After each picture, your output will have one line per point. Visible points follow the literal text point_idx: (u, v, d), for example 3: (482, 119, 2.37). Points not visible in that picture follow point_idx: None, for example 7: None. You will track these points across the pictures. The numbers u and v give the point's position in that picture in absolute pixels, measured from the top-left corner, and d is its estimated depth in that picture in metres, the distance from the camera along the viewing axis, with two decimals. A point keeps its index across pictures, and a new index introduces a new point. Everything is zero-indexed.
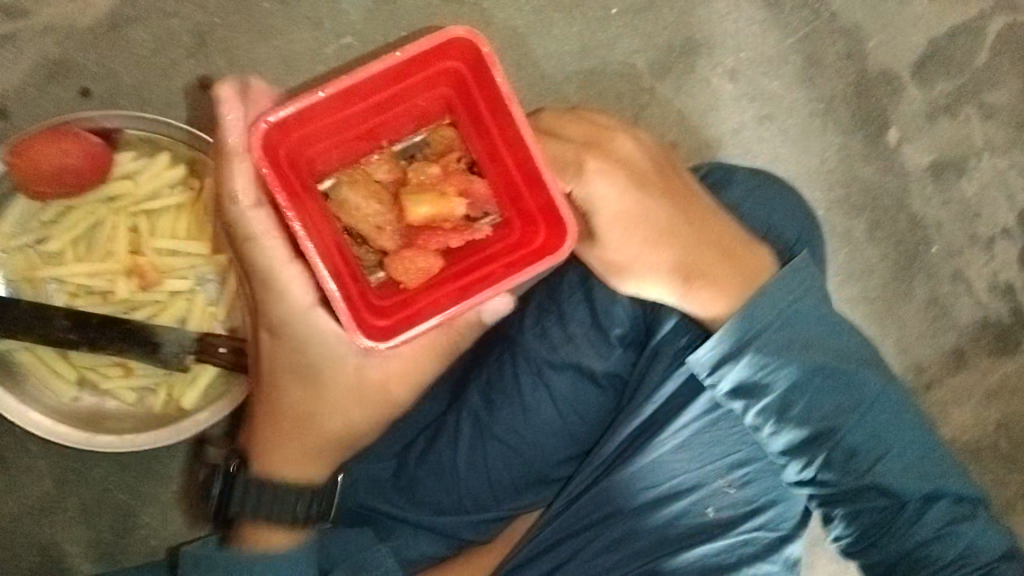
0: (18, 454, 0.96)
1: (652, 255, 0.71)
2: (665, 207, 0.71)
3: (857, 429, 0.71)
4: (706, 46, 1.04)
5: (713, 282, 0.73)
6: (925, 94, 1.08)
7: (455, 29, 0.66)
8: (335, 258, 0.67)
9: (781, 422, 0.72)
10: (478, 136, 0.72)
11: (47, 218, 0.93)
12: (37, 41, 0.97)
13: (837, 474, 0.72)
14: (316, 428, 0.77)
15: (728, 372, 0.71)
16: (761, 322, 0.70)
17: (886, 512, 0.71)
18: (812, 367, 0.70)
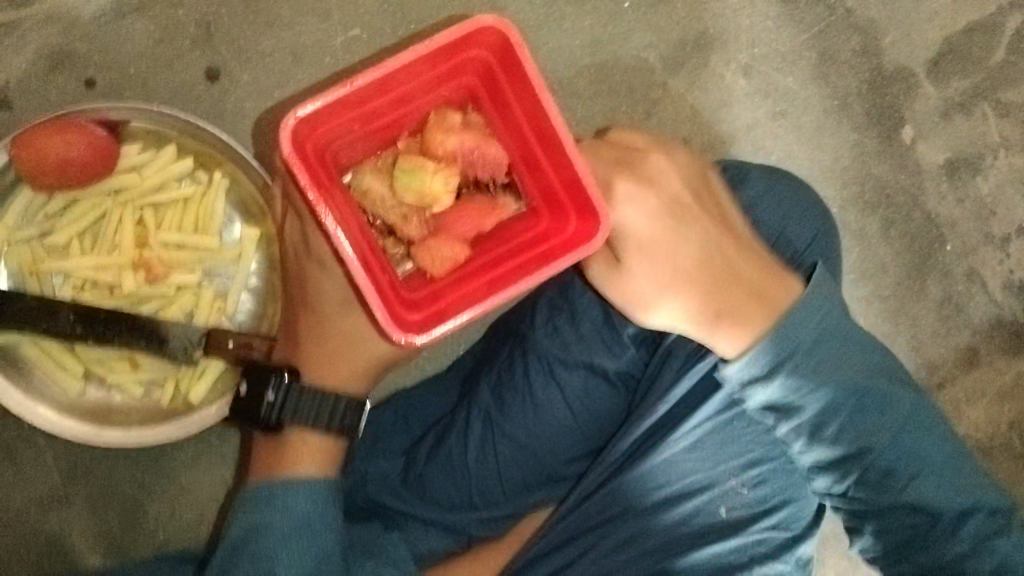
0: (23, 448, 0.96)
1: (676, 282, 0.71)
2: (694, 243, 0.71)
3: (889, 444, 0.73)
4: (720, 41, 1.03)
5: (739, 315, 0.72)
6: (940, 91, 1.07)
7: (484, 18, 0.67)
8: (368, 254, 0.69)
9: (812, 437, 0.74)
10: (503, 127, 0.75)
11: (52, 211, 0.92)
12: (42, 29, 0.96)
13: (870, 490, 0.74)
14: (353, 353, 0.83)
15: (759, 392, 0.71)
16: (791, 346, 0.70)
17: (918, 527, 0.73)
18: (842, 388, 0.72)
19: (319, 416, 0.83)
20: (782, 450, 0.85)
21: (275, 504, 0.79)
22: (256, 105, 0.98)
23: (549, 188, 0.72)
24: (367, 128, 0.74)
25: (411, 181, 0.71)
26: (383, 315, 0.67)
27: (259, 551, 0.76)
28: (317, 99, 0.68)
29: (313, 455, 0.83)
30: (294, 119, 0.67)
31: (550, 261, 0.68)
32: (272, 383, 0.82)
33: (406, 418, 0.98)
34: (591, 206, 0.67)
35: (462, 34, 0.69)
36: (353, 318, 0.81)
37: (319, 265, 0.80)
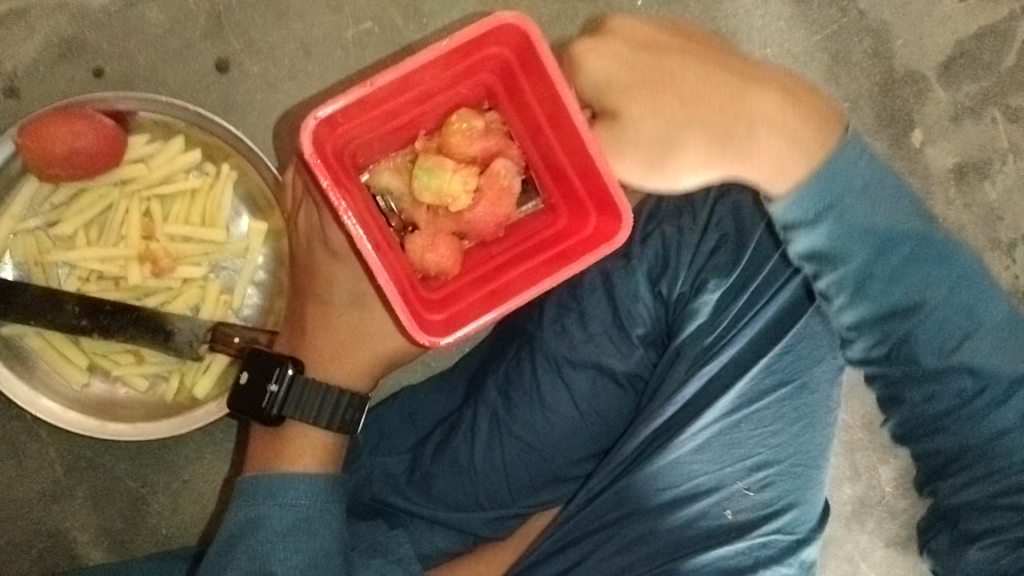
0: (27, 441, 0.96)
1: (680, 125, 0.66)
2: (692, 67, 0.67)
3: (941, 308, 0.67)
4: (732, 40, 1.03)
5: (747, 120, 0.66)
6: (950, 95, 1.07)
7: (505, 15, 0.66)
8: (388, 255, 0.70)
9: (856, 297, 0.67)
10: (521, 122, 0.75)
11: (59, 201, 0.91)
12: (49, 18, 0.95)
13: (915, 354, 0.68)
14: (360, 350, 0.82)
15: (801, 236, 0.66)
16: (834, 190, 0.65)
17: (964, 395, 0.68)
18: (897, 235, 0.66)
19: (319, 413, 0.81)
20: (789, 453, 0.86)
21: (274, 499, 0.79)
22: (265, 97, 0.97)
23: (568, 187, 0.73)
24: (385, 127, 0.74)
25: (432, 177, 0.71)
26: (409, 321, 0.67)
27: (255, 547, 0.76)
28: (337, 100, 0.67)
29: (313, 452, 0.82)
30: (313, 121, 0.66)
31: (569, 261, 0.70)
32: (275, 373, 0.79)
33: (414, 416, 0.98)
34: (612, 203, 0.69)
35: (484, 29, 0.68)
36: (373, 315, 0.80)
37: (332, 257, 0.80)
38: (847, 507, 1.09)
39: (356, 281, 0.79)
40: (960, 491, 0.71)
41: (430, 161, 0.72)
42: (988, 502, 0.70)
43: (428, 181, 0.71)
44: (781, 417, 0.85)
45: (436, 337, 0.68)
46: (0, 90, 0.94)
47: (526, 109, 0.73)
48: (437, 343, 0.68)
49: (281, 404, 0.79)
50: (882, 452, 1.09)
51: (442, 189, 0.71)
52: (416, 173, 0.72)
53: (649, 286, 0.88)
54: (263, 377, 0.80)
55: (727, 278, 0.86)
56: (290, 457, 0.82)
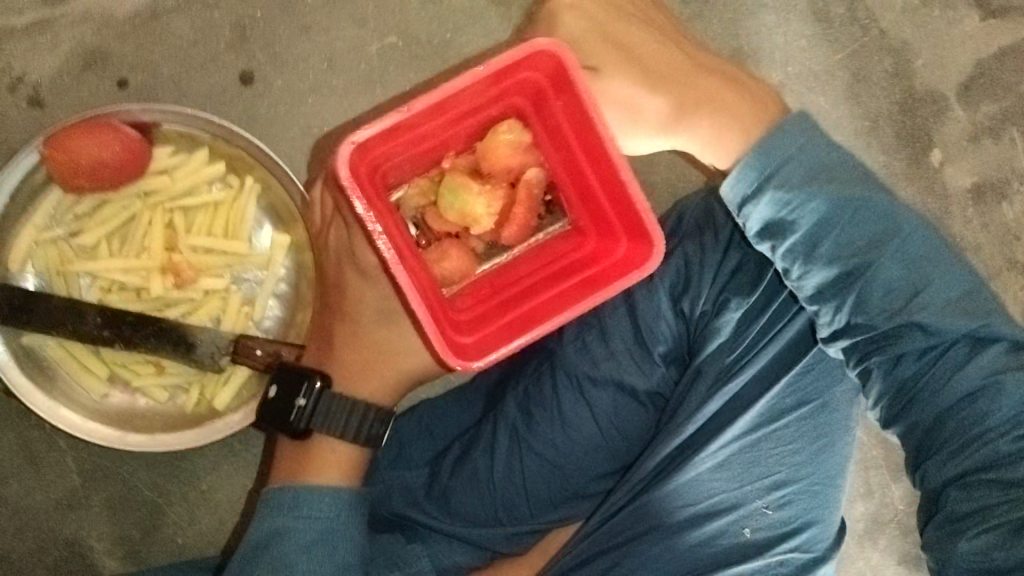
0: (45, 449, 0.96)
1: (642, 92, 0.87)
2: (650, 42, 0.89)
3: (888, 265, 0.68)
4: (755, 56, 1.06)
5: (709, 103, 0.86)
6: (969, 115, 1.09)
7: (542, 41, 0.67)
8: (419, 278, 0.70)
9: (808, 264, 0.70)
10: (551, 144, 0.75)
11: (82, 211, 0.91)
12: (74, 29, 0.97)
13: (871, 315, 0.69)
14: (384, 365, 0.83)
15: (752, 212, 0.70)
16: (778, 159, 0.69)
17: (927, 355, 0.69)
18: (839, 198, 0.68)
19: (347, 428, 0.81)
20: (808, 471, 0.86)
21: (299, 511, 0.79)
22: (289, 108, 1.00)
23: (597, 209, 0.74)
24: (416, 149, 0.74)
25: (460, 198, 0.74)
26: (440, 344, 0.67)
27: (278, 557, 0.76)
28: (373, 125, 0.67)
29: (338, 466, 0.81)
30: (350, 145, 0.67)
31: (602, 284, 0.70)
32: (303, 386, 0.80)
33: (431, 429, 0.99)
34: (645, 228, 0.69)
35: (521, 54, 0.68)
36: (402, 332, 0.81)
37: (363, 278, 0.80)
38: (859, 524, 1.09)
39: (386, 299, 0.79)
40: (947, 466, 0.68)
41: (455, 181, 0.75)
42: (970, 476, 0.67)
43: (457, 202, 0.74)
44: (802, 436, 0.85)
45: (466, 360, 0.69)
46: (23, 99, 0.97)
47: (558, 134, 0.74)
48: (471, 366, 0.68)
49: (309, 417, 0.80)
50: (899, 472, 1.09)
51: (466, 210, 0.75)
52: (443, 192, 0.75)
53: (671, 304, 0.89)
54: (292, 389, 0.80)
55: (750, 296, 0.86)
56: (316, 472, 0.81)
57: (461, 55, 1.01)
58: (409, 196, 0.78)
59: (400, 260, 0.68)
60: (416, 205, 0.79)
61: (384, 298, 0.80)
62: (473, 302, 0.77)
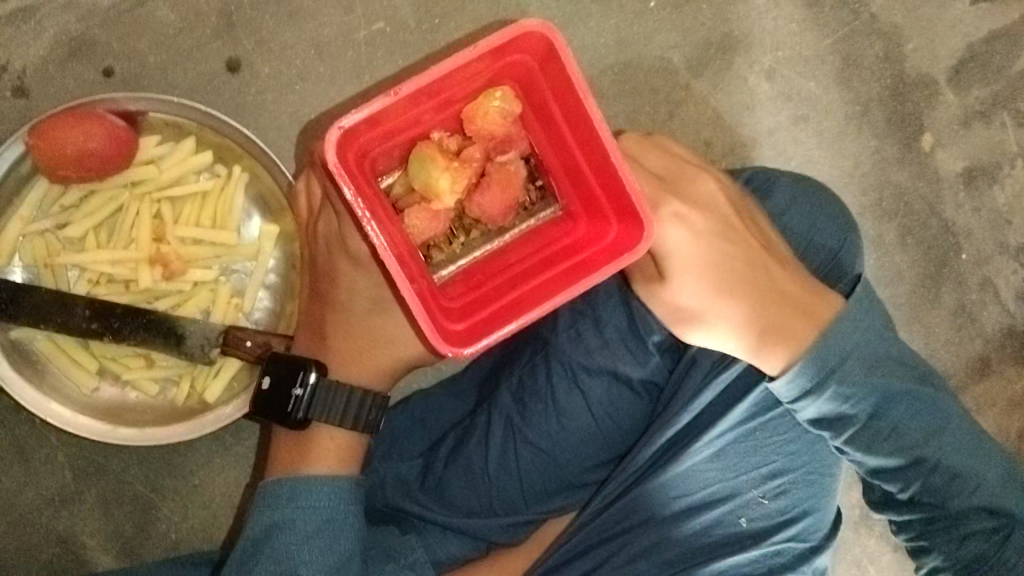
0: (35, 445, 0.95)
1: (720, 297, 0.73)
2: (744, 248, 0.73)
3: (948, 453, 0.75)
4: (745, 43, 1.06)
5: (792, 322, 0.73)
6: (961, 99, 1.09)
7: (529, 21, 0.65)
8: (406, 260, 0.69)
9: (871, 452, 0.75)
10: (541, 128, 0.74)
11: (68, 203, 0.90)
12: (58, 17, 0.96)
13: (937, 498, 0.75)
14: (374, 355, 0.82)
15: (810, 404, 0.74)
16: (835, 356, 0.72)
17: (991, 536, 0.75)
18: (894, 391, 0.74)
19: (345, 416, 0.80)
20: (803, 461, 0.86)
21: (297, 502, 0.77)
22: (278, 97, 0.99)
23: (588, 192, 0.73)
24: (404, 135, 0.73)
25: (429, 170, 0.71)
26: (429, 329, 0.66)
27: (280, 549, 0.75)
28: (359, 109, 0.66)
29: (337, 453, 0.80)
30: (337, 131, 0.66)
31: (592, 270, 0.69)
32: (298, 376, 0.78)
33: (424, 420, 0.98)
34: (634, 212, 0.67)
35: (508, 36, 0.66)
36: (394, 320, 0.80)
37: (350, 263, 0.79)
38: (855, 510, 1.10)
39: (376, 288, 0.79)
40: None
41: (426, 152, 0.71)
42: None
43: (425, 172, 0.71)
44: (796, 426, 0.85)
45: (458, 347, 0.68)
46: (7, 89, 0.95)
47: (546, 114, 0.72)
48: (461, 353, 0.67)
49: (307, 405, 0.78)
50: None
51: (430, 183, 0.72)
52: (413, 164, 0.72)
53: None
54: (284, 377, 0.78)
55: None
56: (310, 462, 0.79)
57: (452, 41, 1.01)
58: (396, 185, 0.75)
59: (389, 245, 0.68)
60: (401, 192, 0.75)
61: (373, 287, 0.79)
62: (464, 289, 0.76)
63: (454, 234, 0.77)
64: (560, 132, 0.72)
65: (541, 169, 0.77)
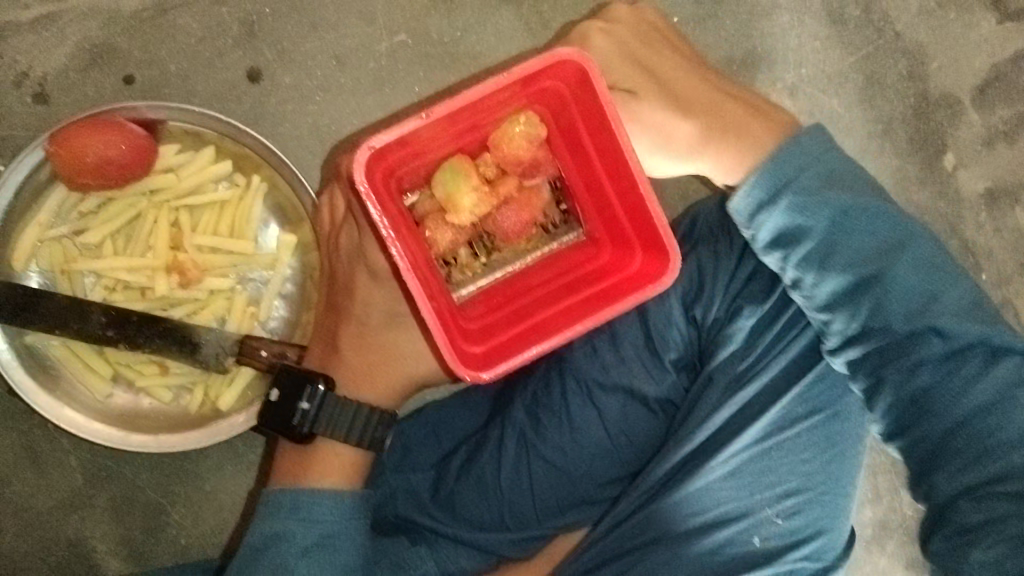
0: (49, 449, 0.96)
1: (672, 111, 0.77)
2: (672, 61, 0.80)
3: (905, 272, 0.70)
4: (767, 60, 1.05)
5: (739, 129, 0.76)
6: (985, 119, 1.08)
7: (564, 50, 0.65)
8: (431, 285, 0.69)
9: (822, 271, 0.71)
10: (570, 155, 0.74)
11: (87, 209, 0.90)
12: (80, 24, 0.96)
13: (885, 320, 0.70)
14: (390, 369, 0.81)
15: (764, 220, 0.72)
16: (783, 173, 0.72)
17: (941, 359, 0.69)
18: (854, 207, 0.71)
19: (352, 432, 0.78)
20: (818, 480, 0.85)
21: (301, 514, 0.76)
22: (298, 107, 0.99)
23: (613, 221, 0.72)
24: (432, 156, 0.72)
25: (460, 184, 0.70)
26: (450, 353, 0.66)
27: (277, 560, 0.73)
28: (390, 130, 0.66)
29: (341, 469, 0.79)
30: (367, 150, 0.65)
31: (618, 300, 0.69)
32: (305, 391, 0.76)
33: (437, 432, 0.98)
34: (664, 245, 0.67)
35: (543, 64, 0.66)
36: (409, 336, 0.80)
37: (370, 278, 0.78)
38: (867, 530, 1.09)
39: (393, 302, 0.78)
40: (956, 477, 0.68)
41: (460, 166, 0.71)
42: (980, 489, 0.67)
43: (453, 184, 0.70)
44: (812, 445, 0.84)
45: (477, 372, 0.67)
46: (28, 94, 0.96)
47: (576, 142, 0.72)
48: (481, 378, 0.66)
49: (312, 419, 0.76)
50: (905, 478, 1.10)
51: (454, 195, 0.71)
52: (442, 169, 0.71)
53: (683, 311, 0.88)
54: (291, 390, 0.77)
55: (762, 304, 0.85)
56: (315, 475, 0.78)
57: (473, 54, 1.01)
58: (421, 205, 0.74)
59: (413, 267, 0.67)
60: (425, 214, 0.74)
61: (390, 302, 0.78)
62: (484, 310, 0.75)
63: (476, 254, 0.76)
64: (591, 159, 0.72)
65: (567, 194, 0.76)
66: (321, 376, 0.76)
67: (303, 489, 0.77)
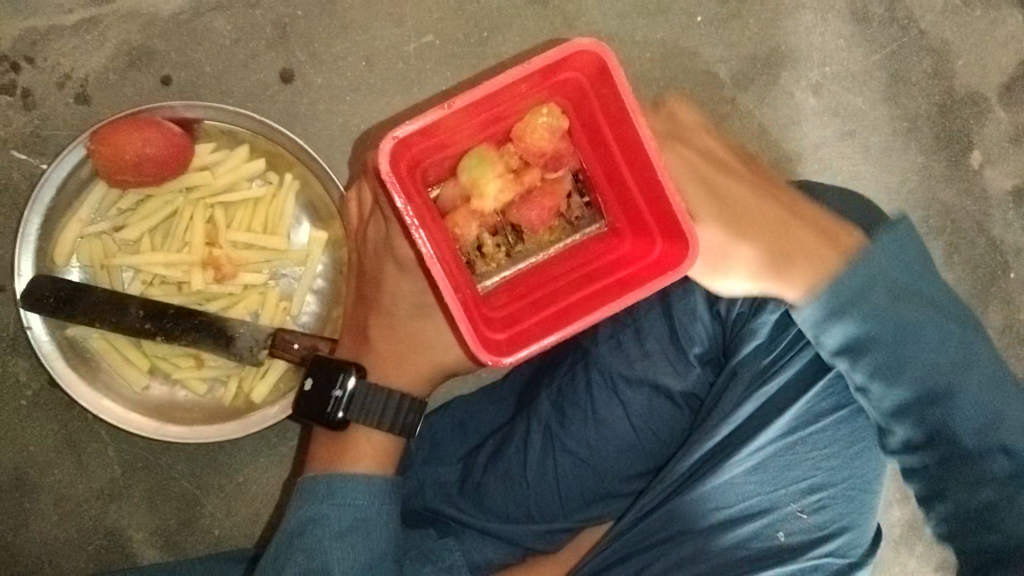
0: (87, 439, 0.98)
1: (738, 233, 0.71)
2: (742, 185, 0.75)
3: (971, 391, 0.71)
4: (791, 59, 1.06)
5: (808, 256, 0.72)
6: (1011, 117, 1.09)
7: (583, 40, 0.66)
8: (453, 272, 0.70)
9: (889, 381, 0.72)
10: (591, 147, 0.75)
11: (125, 206, 0.93)
12: (120, 27, 0.99)
13: (951, 437, 0.72)
14: (417, 358, 0.82)
15: (831, 329, 0.71)
16: (854, 289, 0.70)
17: (1005, 478, 0.71)
18: (922, 324, 0.70)
19: (384, 418, 0.80)
20: (844, 476, 0.85)
21: (335, 498, 0.77)
22: (329, 107, 1.02)
23: (634, 211, 0.73)
24: (455, 148, 0.74)
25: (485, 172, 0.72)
26: (472, 336, 0.67)
27: (313, 545, 0.75)
28: (414, 121, 0.67)
29: (374, 455, 0.80)
30: (391, 141, 0.66)
31: (635, 287, 0.69)
32: (339, 379, 0.78)
33: (463, 425, 1.00)
34: (681, 233, 0.67)
35: (562, 55, 0.67)
36: (436, 325, 0.81)
37: (398, 267, 0.80)
38: (895, 529, 1.10)
39: (420, 291, 0.79)
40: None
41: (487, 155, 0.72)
42: None
43: (479, 170, 0.73)
44: (838, 440, 0.84)
45: (499, 355, 0.68)
46: (70, 95, 0.99)
47: (597, 134, 0.73)
48: (503, 361, 0.67)
49: (347, 406, 0.79)
50: None
51: (479, 182, 0.73)
52: (468, 157, 0.73)
53: (706, 305, 0.89)
54: (326, 379, 0.79)
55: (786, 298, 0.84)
56: (346, 461, 0.80)
57: (502, 54, 1.03)
58: (446, 195, 0.76)
59: (438, 255, 0.68)
60: (450, 204, 0.76)
61: (420, 291, 0.80)
62: (508, 299, 0.77)
63: (499, 246, 0.78)
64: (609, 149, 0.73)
65: (588, 186, 0.78)
66: (354, 364, 0.78)
67: (336, 474, 0.79)
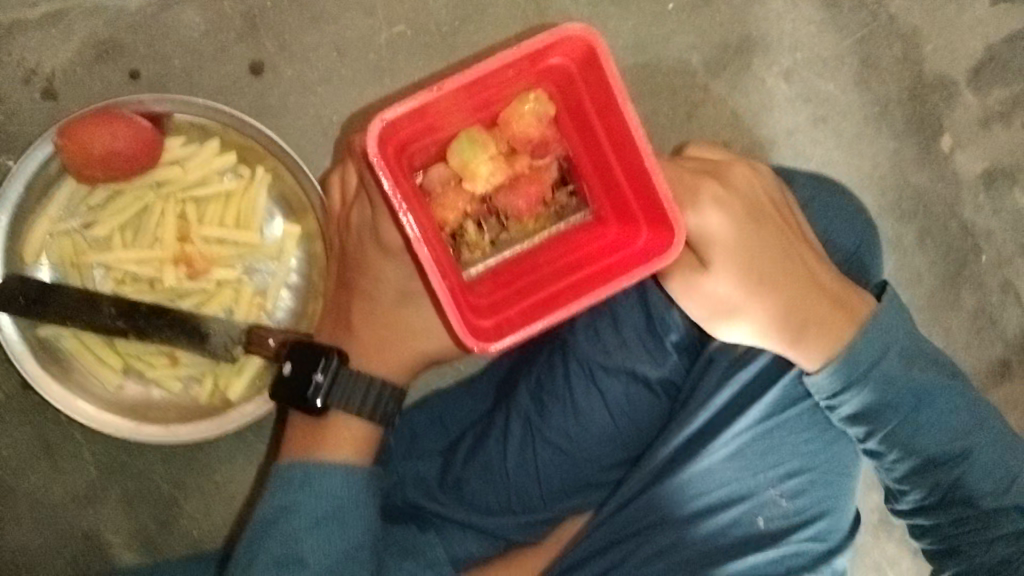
0: (60, 442, 0.97)
1: (758, 292, 0.73)
2: (775, 238, 0.73)
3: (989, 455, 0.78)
4: (763, 46, 1.06)
5: (824, 318, 0.75)
6: (980, 101, 1.10)
7: (572, 26, 0.66)
8: (440, 256, 0.69)
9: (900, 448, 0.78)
10: (578, 135, 0.75)
11: (95, 203, 0.91)
12: (87, 21, 0.98)
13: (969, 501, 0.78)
14: (399, 346, 0.81)
15: (849, 398, 0.76)
16: (866, 361, 0.76)
17: None
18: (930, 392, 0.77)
19: (364, 405, 0.79)
20: (821, 461, 0.86)
21: (310, 487, 0.76)
22: (300, 100, 1.01)
23: (620, 198, 0.73)
24: (442, 132, 0.74)
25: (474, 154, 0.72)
26: (459, 323, 0.67)
27: (288, 535, 0.75)
28: (404, 102, 0.67)
29: (352, 442, 0.79)
30: (379, 123, 0.66)
31: (617, 276, 0.69)
32: (321, 363, 0.77)
33: (442, 419, 1.00)
34: (666, 219, 0.67)
35: (550, 41, 0.67)
36: (418, 314, 0.80)
37: (383, 253, 0.78)
38: (874, 515, 1.10)
39: (406, 277, 0.78)
40: None
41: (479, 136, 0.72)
42: None
43: (471, 153, 0.72)
44: (814, 425, 0.85)
45: (483, 342, 0.67)
46: (37, 91, 0.97)
47: (584, 121, 0.73)
48: (488, 349, 0.67)
49: (328, 390, 0.78)
50: None
51: (470, 164, 0.73)
52: (458, 140, 0.73)
53: None
54: (308, 363, 0.78)
55: None
56: (324, 447, 0.79)
57: (473, 44, 1.02)
58: (433, 179, 0.75)
59: (425, 239, 0.68)
60: (437, 188, 0.75)
61: (404, 277, 0.78)
62: (493, 287, 0.76)
63: (483, 233, 0.77)
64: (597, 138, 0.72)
65: (574, 173, 0.77)
66: (336, 349, 0.78)
67: (313, 461, 0.78)
